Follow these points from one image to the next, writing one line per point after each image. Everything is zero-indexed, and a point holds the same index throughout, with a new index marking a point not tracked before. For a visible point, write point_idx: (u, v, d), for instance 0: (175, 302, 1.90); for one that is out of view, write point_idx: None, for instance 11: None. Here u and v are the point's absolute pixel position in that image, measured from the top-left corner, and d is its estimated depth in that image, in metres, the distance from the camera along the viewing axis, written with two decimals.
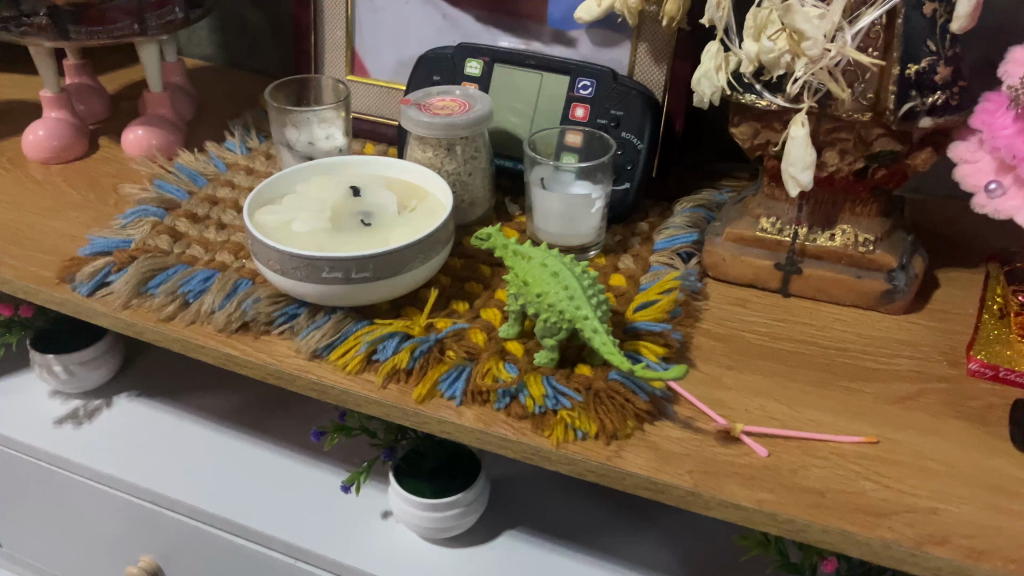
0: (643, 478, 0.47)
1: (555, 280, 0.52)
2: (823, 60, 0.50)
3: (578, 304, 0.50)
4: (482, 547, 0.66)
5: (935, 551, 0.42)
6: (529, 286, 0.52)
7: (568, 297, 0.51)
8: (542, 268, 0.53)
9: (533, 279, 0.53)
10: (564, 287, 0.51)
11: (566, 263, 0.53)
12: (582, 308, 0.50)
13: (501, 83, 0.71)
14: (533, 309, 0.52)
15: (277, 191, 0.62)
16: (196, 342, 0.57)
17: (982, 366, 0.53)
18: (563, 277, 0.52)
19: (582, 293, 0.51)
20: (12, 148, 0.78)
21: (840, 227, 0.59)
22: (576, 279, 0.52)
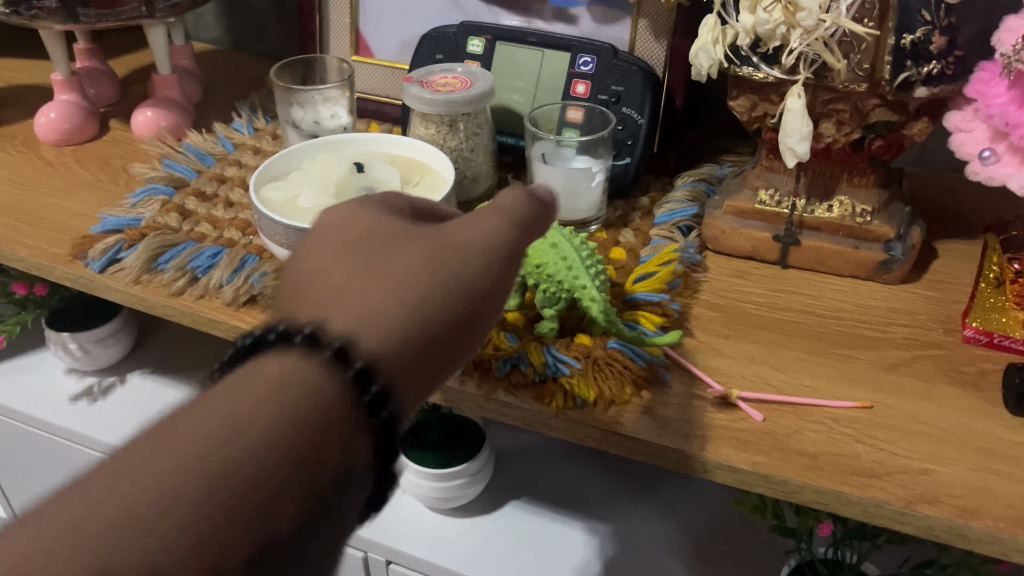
0: (641, 443, 0.48)
1: (555, 252, 0.53)
2: (818, 30, 0.51)
3: (576, 274, 0.51)
4: (489, 515, 0.68)
5: (925, 510, 0.43)
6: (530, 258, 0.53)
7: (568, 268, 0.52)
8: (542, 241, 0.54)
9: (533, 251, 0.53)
10: (564, 258, 0.52)
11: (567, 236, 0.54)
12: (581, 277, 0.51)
13: (502, 61, 0.72)
14: (533, 280, 0.53)
15: (282, 168, 0.63)
16: (206, 316, 0.58)
17: (977, 333, 0.54)
18: (562, 249, 0.53)
19: (581, 264, 0.52)
20: (24, 132, 0.79)
21: (838, 198, 0.60)
22: (575, 250, 0.53)
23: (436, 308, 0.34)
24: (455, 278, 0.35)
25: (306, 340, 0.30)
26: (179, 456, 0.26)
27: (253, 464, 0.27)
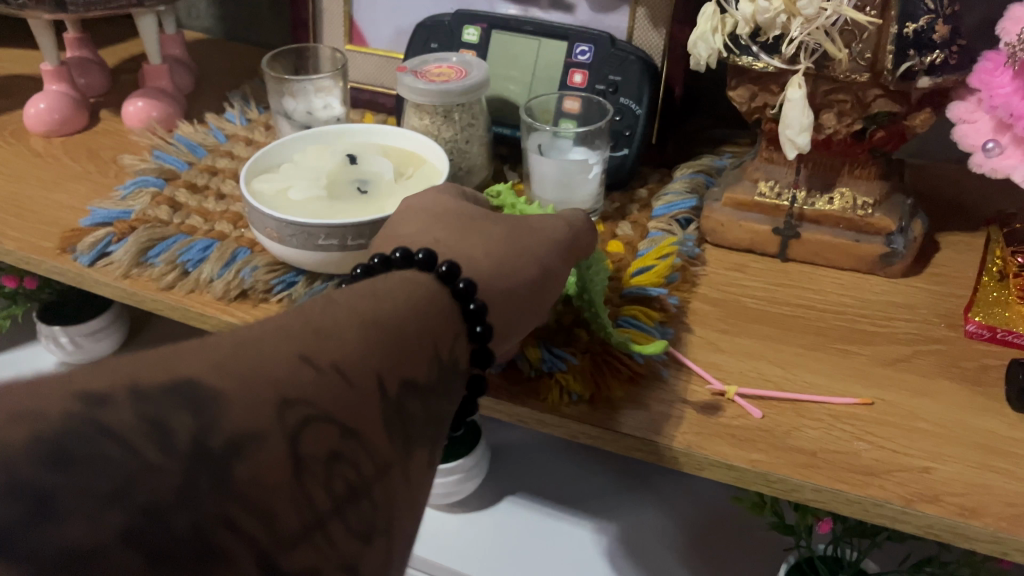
0: (637, 440, 0.47)
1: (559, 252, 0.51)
2: (818, 19, 0.50)
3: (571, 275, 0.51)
4: (484, 511, 0.67)
5: (926, 509, 0.42)
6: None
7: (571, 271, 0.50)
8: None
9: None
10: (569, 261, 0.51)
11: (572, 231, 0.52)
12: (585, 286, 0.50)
13: (498, 50, 0.71)
14: None
15: (273, 160, 0.62)
16: (195, 310, 0.57)
17: (980, 328, 0.53)
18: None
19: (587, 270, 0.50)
20: (13, 122, 0.78)
21: (839, 190, 0.59)
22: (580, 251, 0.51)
23: (508, 275, 0.44)
24: (524, 259, 0.45)
25: (422, 260, 0.40)
26: (300, 321, 0.31)
27: (349, 363, 0.31)
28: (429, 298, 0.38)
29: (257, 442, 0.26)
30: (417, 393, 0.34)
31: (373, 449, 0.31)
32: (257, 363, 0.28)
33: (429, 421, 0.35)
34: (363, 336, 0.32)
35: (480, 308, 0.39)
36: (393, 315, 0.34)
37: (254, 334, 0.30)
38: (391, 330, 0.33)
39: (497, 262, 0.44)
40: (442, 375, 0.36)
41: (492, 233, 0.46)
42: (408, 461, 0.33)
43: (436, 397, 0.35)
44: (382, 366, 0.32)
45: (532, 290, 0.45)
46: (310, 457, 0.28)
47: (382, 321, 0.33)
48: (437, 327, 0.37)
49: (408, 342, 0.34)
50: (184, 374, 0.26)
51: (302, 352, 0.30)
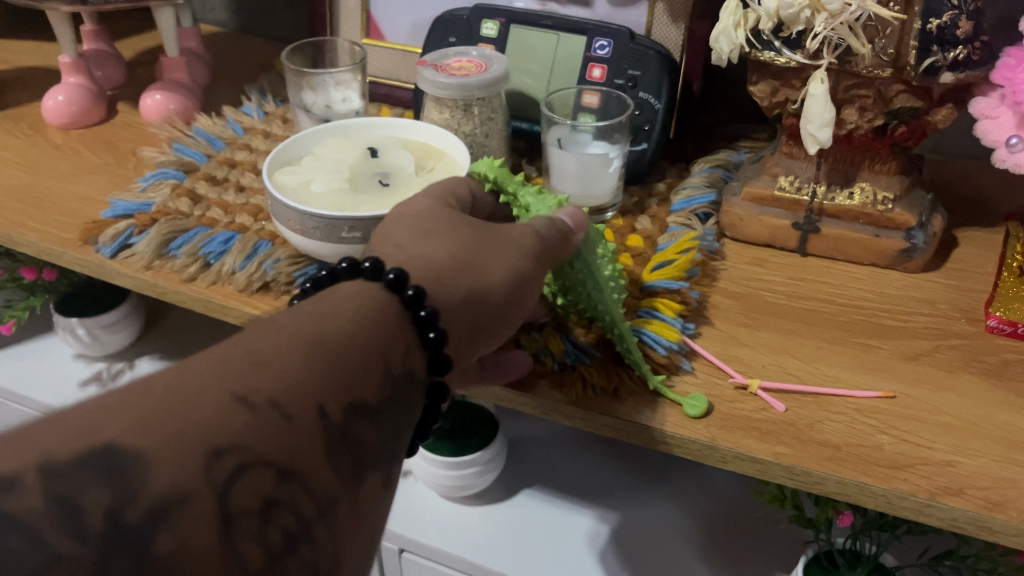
0: (662, 432, 0.48)
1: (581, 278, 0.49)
2: (843, 14, 0.50)
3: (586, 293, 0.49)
4: (501, 504, 0.68)
5: (950, 502, 0.43)
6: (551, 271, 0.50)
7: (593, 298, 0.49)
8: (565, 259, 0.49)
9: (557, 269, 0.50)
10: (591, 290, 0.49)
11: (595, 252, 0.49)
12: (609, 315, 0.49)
13: (517, 44, 0.71)
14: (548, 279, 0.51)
15: (294, 153, 0.62)
16: (218, 302, 0.58)
17: (1001, 323, 0.53)
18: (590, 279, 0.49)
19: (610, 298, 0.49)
20: (31, 114, 0.78)
21: (859, 185, 0.59)
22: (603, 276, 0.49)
23: (468, 279, 0.42)
24: (490, 262, 0.43)
25: (369, 269, 0.39)
26: (238, 355, 0.32)
27: (280, 404, 0.31)
28: (379, 309, 0.37)
29: (180, 506, 0.27)
30: (366, 415, 0.35)
31: (318, 482, 0.32)
32: (185, 410, 0.29)
33: (383, 441, 0.35)
34: (304, 363, 0.33)
35: (434, 314, 0.38)
36: (337, 337, 0.34)
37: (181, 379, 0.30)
38: (333, 354, 0.34)
39: (457, 264, 0.42)
40: (396, 391, 0.36)
41: (461, 233, 0.44)
42: (358, 488, 0.34)
43: (391, 414, 0.36)
44: (324, 394, 0.33)
45: (496, 298, 0.43)
46: (241, 510, 0.29)
47: (324, 344, 0.34)
48: (391, 339, 0.37)
49: (354, 366, 0.34)
50: (106, 438, 0.27)
51: (235, 391, 0.30)
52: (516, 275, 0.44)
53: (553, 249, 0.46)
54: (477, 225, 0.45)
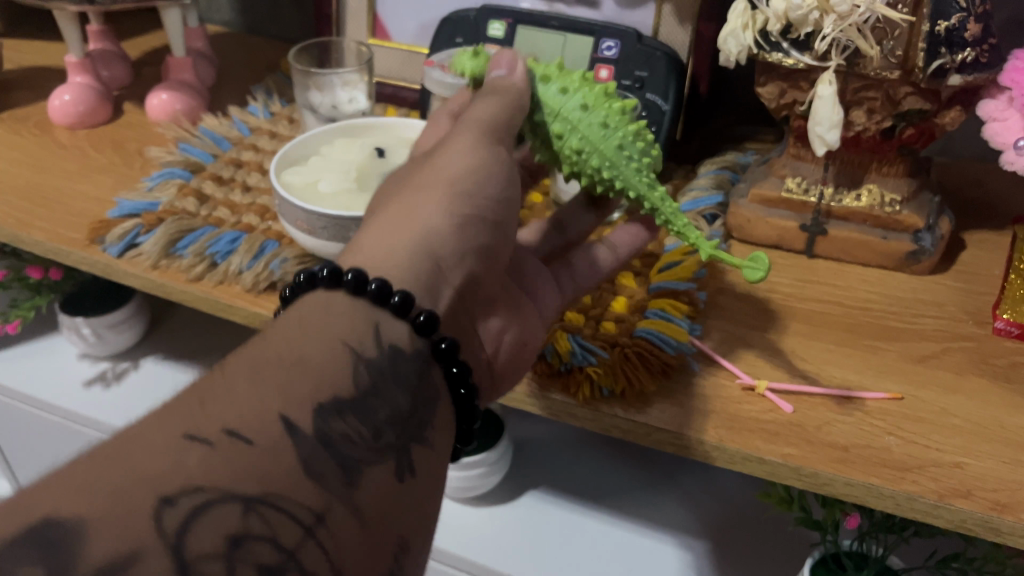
0: (669, 434, 0.48)
1: (583, 157, 0.44)
2: (852, 16, 0.50)
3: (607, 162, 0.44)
4: (505, 505, 0.68)
5: (959, 504, 0.43)
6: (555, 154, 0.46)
7: (604, 174, 0.44)
8: (560, 133, 0.45)
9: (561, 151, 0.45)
10: (598, 170, 0.44)
11: (588, 117, 0.44)
12: (626, 185, 0.44)
13: (523, 45, 0.71)
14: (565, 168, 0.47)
15: (301, 153, 0.62)
16: (225, 302, 0.58)
17: (1008, 325, 0.53)
18: (595, 151, 0.44)
19: (624, 163, 0.44)
20: (37, 114, 0.78)
21: (866, 187, 0.59)
22: (608, 140, 0.44)
23: (415, 234, 0.40)
24: (431, 211, 0.41)
25: (306, 279, 0.37)
26: (187, 396, 0.31)
27: (236, 430, 0.29)
28: (332, 310, 0.35)
29: (136, 561, 0.26)
30: (345, 411, 0.33)
31: (301, 498, 0.30)
32: (129, 462, 0.27)
33: (380, 433, 0.34)
34: (252, 382, 0.31)
35: (384, 286, 0.36)
36: (286, 348, 0.33)
37: (125, 435, 0.29)
38: (283, 366, 0.32)
39: (400, 229, 0.40)
40: (378, 378, 0.35)
41: (401, 201, 0.42)
42: (355, 491, 0.32)
43: (379, 404, 0.34)
44: (283, 401, 0.31)
45: (451, 245, 0.40)
46: (204, 553, 0.27)
47: (272, 359, 0.32)
48: (354, 335, 0.35)
49: (314, 368, 0.32)
50: (41, 514, 0.26)
51: (185, 430, 0.29)
52: (462, 213, 0.41)
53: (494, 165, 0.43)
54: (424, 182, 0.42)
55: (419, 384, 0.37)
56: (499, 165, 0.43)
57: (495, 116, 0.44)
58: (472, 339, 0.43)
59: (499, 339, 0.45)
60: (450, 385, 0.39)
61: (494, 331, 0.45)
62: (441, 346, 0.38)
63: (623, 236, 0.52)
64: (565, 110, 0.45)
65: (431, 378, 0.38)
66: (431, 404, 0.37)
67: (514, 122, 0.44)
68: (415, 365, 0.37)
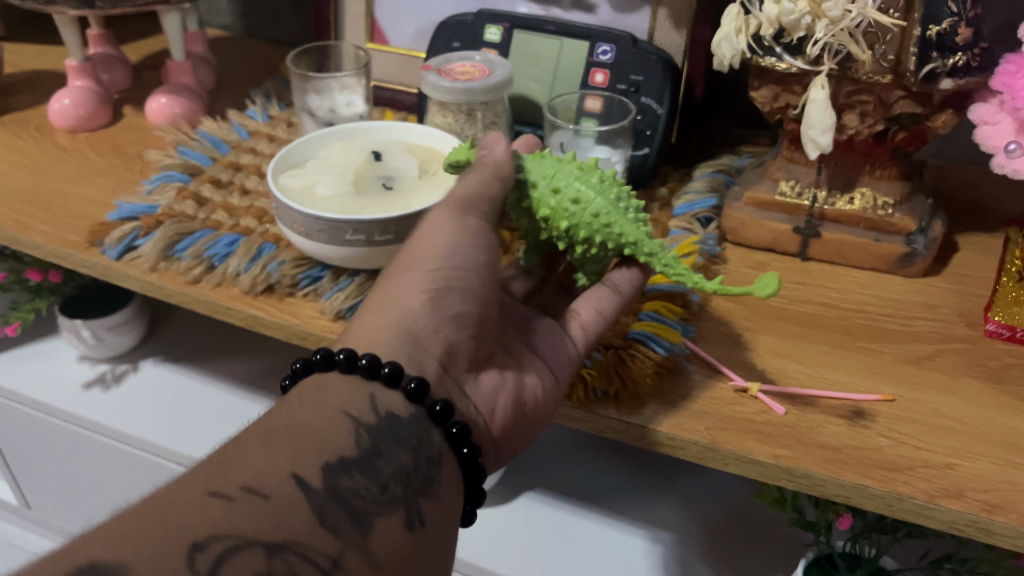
0: (662, 435, 0.48)
1: (579, 208, 0.46)
2: (844, 20, 0.51)
3: (605, 216, 0.45)
4: (502, 507, 0.68)
5: (950, 504, 0.43)
6: (545, 219, 0.47)
7: (599, 224, 0.45)
8: (552, 194, 0.46)
9: (553, 214, 0.47)
10: (596, 216, 0.45)
11: (581, 178, 0.47)
12: (622, 232, 0.45)
13: (520, 49, 0.72)
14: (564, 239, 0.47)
15: (299, 156, 0.63)
16: (223, 305, 0.58)
17: (1000, 328, 0.54)
18: (590, 202, 0.45)
19: (619, 212, 0.46)
20: (38, 117, 0.79)
21: (860, 190, 0.59)
22: (603, 194, 0.46)
23: (394, 315, 0.43)
24: (405, 290, 0.44)
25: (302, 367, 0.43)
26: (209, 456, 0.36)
27: (253, 487, 0.35)
28: (331, 390, 0.40)
29: None
30: (351, 470, 0.38)
31: (317, 546, 0.35)
32: (162, 517, 0.33)
33: (387, 487, 0.38)
34: (265, 447, 0.36)
35: (374, 360, 0.41)
36: (294, 420, 0.38)
37: (159, 494, 0.34)
38: (291, 435, 0.37)
39: (382, 310, 0.44)
40: (379, 440, 0.39)
41: (382, 289, 0.45)
42: (366, 539, 0.36)
43: (384, 463, 0.39)
44: (296, 463, 0.36)
45: (425, 320, 0.43)
46: None
47: (280, 431, 0.37)
48: (355, 403, 0.40)
49: (320, 435, 0.38)
50: (88, 559, 0.31)
51: (209, 488, 0.34)
52: (435, 289, 0.43)
53: (469, 235, 0.45)
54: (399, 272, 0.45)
55: (420, 443, 0.41)
56: (474, 234, 0.45)
57: (472, 191, 0.46)
58: (463, 403, 0.45)
59: (493, 399, 0.46)
60: (453, 445, 0.42)
61: (487, 389, 0.46)
62: (435, 409, 0.42)
63: (618, 272, 0.49)
64: (558, 173, 0.47)
65: (431, 439, 0.41)
66: (436, 460, 0.41)
67: (489, 193, 0.46)
68: (412, 427, 0.41)
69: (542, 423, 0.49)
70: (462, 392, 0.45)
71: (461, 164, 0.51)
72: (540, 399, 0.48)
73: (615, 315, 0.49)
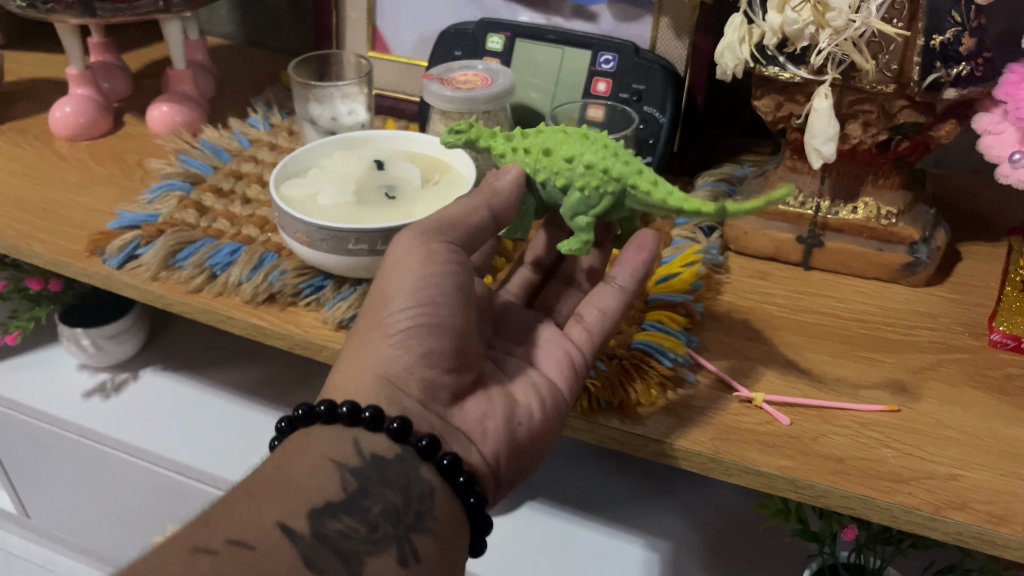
0: (666, 445, 0.48)
1: (593, 145, 0.47)
2: (847, 30, 0.50)
3: (618, 155, 0.47)
4: (505, 517, 0.69)
5: (954, 516, 0.43)
6: (548, 153, 0.48)
7: (605, 150, 0.47)
8: (560, 136, 0.49)
9: (558, 148, 0.48)
10: (609, 151, 0.47)
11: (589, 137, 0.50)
12: (626, 160, 0.47)
13: (522, 58, 0.72)
14: (571, 176, 0.47)
15: (301, 165, 0.63)
16: (224, 314, 0.58)
17: (1004, 338, 0.53)
18: (597, 139, 0.48)
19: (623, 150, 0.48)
20: (38, 126, 0.78)
21: (863, 200, 0.59)
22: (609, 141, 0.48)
23: (367, 361, 0.43)
24: (375, 336, 0.43)
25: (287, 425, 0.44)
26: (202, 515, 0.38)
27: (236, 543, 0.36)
28: (314, 440, 0.42)
29: None
30: (338, 512, 0.39)
31: None
32: None
33: (376, 526, 0.39)
34: (251, 504, 0.38)
35: (354, 407, 0.41)
36: (279, 472, 0.40)
37: (151, 557, 0.36)
38: (275, 486, 0.39)
39: (354, 363, 0.44)
40: (365, 481, 0.40)
41: (355, 338, 0.45)
42: None
43: (371, 502, 0.40)
44: (281, 512, 0.38)
45: (397, 359, 0.43)
46: None
47: (265, 485, 0.39)
48: (341, 449, 0.41)
49: (304, 484, 0.39)
50: None
51: (195, 546, 0.36)
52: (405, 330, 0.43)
53: (446, 269, 0.44)
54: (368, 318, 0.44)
55: (409, 481, 0.41)
56: (444, 263, 0.44)
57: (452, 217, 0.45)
58: (451, 436, 0.44)
59: (483, 426, 0.45)
60: (449, 475, 0.42)
61: (474, 417, 0.45)
62: (421, 444, 0.42)
63: (620, 270, 0.49)
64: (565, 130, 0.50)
65: (420, 475, 0.42)
66: (429, 494, 0.41)
67: (475, 219, 0.46)
68: (399, 465, 0.41)
69: (540, 449, 0.48)
70: (449, 428, 0.44)
71: (460, 130, 0.51)
72: (537, 418, 0.47)
73: (619, 314, 0.50)
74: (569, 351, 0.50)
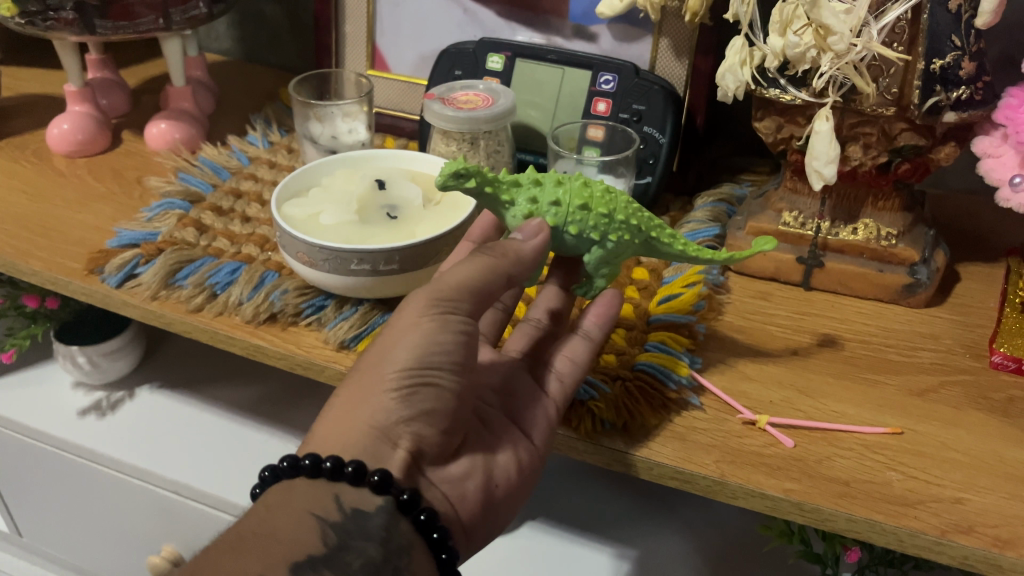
0: (671, 468, 0.48)
1: (623, 200, 0.49)
2: (849, 54, 0.50)
3: (644, 214, 0.50)
4: (505, 539, 0.68)
5: (962, 540, 0.43)
6: (584, 207, 0.48)
7: (632, 208, 0.50)
8: (577, 186, 0.49)
9: (593, 201, 0.48)
10: (635, 207, 0.50)
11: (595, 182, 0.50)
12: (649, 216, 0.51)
13: (522, 78, 0.72)
14: (602, 233, 0.48)
15: (302, 184, 0.63)
16: (225, 334, 0.58)
17: (1005, 359, 0.54)
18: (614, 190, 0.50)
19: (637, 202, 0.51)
20: (35, 143, 0.78)
21: (863, 221, 0.59)
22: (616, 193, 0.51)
23: (362, 411, 0.42)
24: (373, 387, 0.42)
25: (270, 475, 0.43)
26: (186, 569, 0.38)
27: None
28: (296, 494, 0.41)
29: None
30: (319, 566, 0.39)
31: None
32: None
33: None
34: (235, 556, 0.38)
35: (338, 460, 0.41)
36: (258, 527, 0.40)
37: None
38: (257, 541, 0.39)
39: (349, 410, 0.42)
40: (345, 535, 0.40)
41: (353, 380, 0.43)
42: None
43: (352, 556, 0.40)
44: (264, 564, 0.38)
45: (395, 415, 0.42)
46: None
47: (245, 538, 0.39)
48: (319, 502, 0.41)
49: (283, 536, 0.39)
50: None
51: None
52: (408, 387, 0.42)
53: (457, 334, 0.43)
54: (368, 364, 0.43)
55: (389, 534, 0.41)
56: (456, 331, 0.43)
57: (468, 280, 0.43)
58: (430, 492, 0.44)
59: (462, 488, 0.46)
60: (423, 531, 0.42)
61: (456, 478, 0.46)
62: (403, 497, 0.41)
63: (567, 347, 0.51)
64: (565, 179, 0.49)
65: (399, 529, 0.41)
66: (409, 548, 0.41)
67: (491, 281, 0.43)
68: (381, 519, 0.41)
69: (511, 503, 0.49)
70: (431, 486, 0.44)
71: (470, 175, 0.46)
72: (512, 479, 0.48)
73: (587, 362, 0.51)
74: (548, 412, 0.50)
